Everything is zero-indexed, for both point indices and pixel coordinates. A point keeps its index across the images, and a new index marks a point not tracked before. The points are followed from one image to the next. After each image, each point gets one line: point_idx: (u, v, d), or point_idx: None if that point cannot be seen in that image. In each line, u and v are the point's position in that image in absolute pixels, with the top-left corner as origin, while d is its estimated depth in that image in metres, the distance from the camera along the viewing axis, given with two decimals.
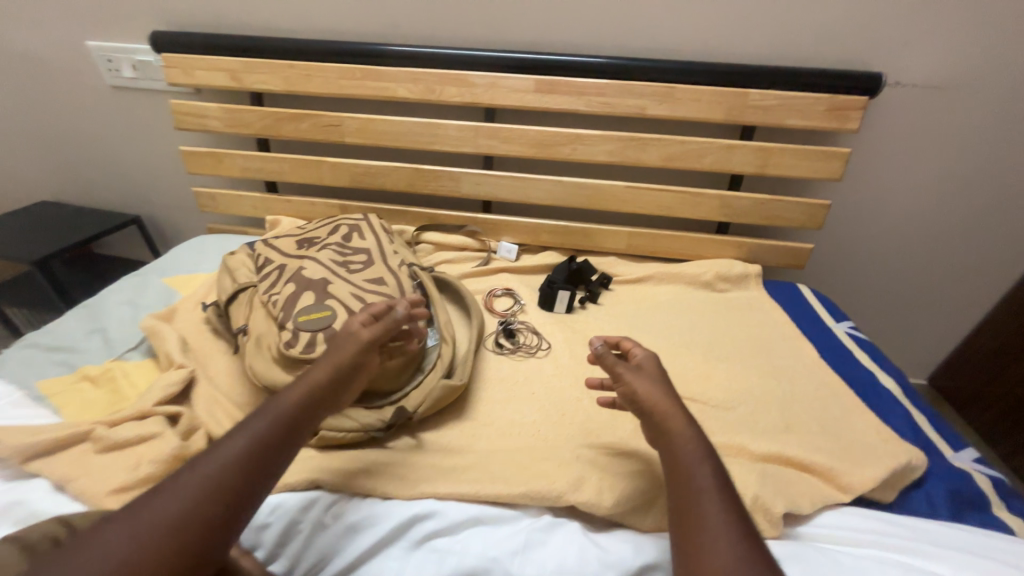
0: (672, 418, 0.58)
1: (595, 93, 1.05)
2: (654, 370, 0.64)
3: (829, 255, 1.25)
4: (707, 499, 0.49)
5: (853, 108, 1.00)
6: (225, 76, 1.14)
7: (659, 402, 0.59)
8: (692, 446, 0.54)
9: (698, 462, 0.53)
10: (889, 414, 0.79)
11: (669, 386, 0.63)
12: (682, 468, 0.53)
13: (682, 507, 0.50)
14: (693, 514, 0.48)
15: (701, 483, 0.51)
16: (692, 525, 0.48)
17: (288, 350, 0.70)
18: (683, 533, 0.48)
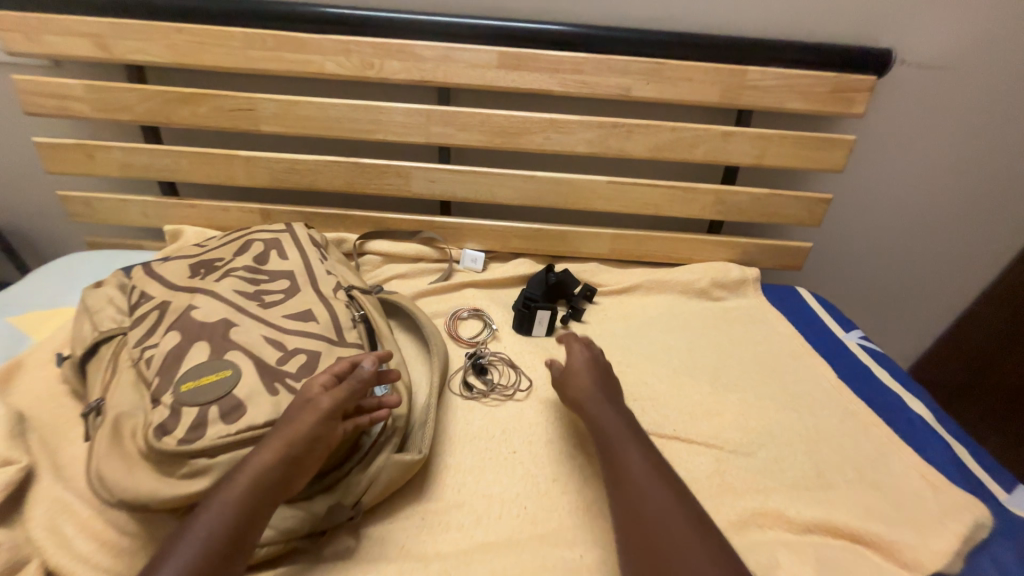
0: (599, 404, 0.62)
1: (571, 70, 0.87)
2: (586, 363, 0.68)
3: (824, 252, 1.15)
4: (639, 471, 0.53)
5: (859, 90, 0.88)
6: (86, 44, 0.86)
7: (591, 397, 0.63)
8: (620, 424, 0.59)
9: (628, 438, 0.57)
10: (928, 449, 0.68)
11: (599, 376, 0.66)
12: (611, 446, 0.57)
13: (619, 481, 0.53)
14: (628, 483, 0.52)
15: (629, 455, 0.55)
16: (628, 493, 0.51)
17: (158, 442, 0.47)
18: (622, 502, 0.51)
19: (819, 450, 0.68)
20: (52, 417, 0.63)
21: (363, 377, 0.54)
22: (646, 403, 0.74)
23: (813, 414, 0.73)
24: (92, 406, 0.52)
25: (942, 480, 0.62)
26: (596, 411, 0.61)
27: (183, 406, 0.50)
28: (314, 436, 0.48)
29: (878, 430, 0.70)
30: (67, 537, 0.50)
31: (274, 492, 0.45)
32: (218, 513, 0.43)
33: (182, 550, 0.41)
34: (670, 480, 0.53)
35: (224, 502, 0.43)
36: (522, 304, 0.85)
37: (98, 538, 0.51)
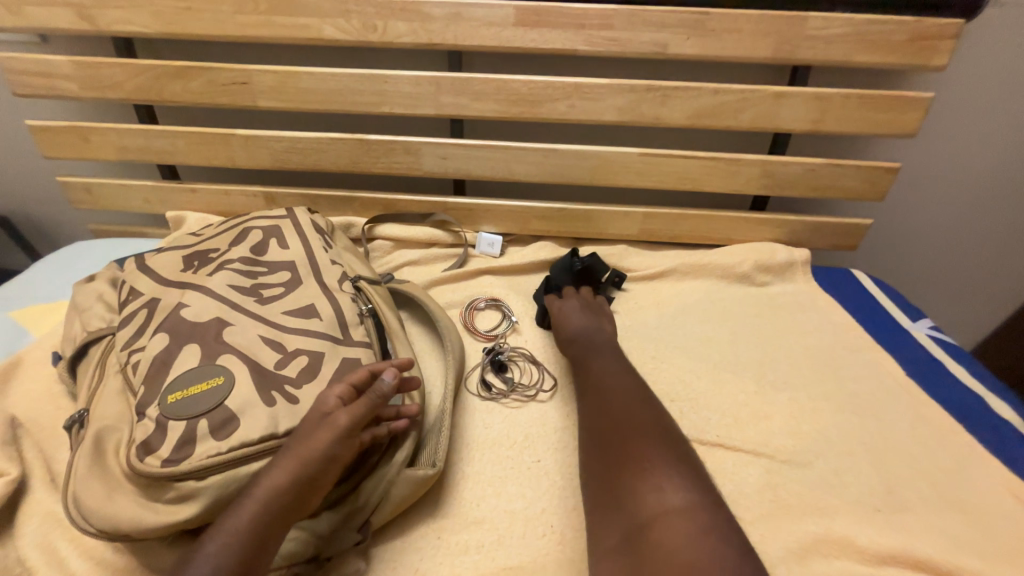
0: (583, 332, 0.68)
1: (599, 25, 0.76)
2: (575, 300, 0.74)
3: (883, 228, 1.02)
4: (608, 378, 0.59)
5: (944, 37, 0.74)
6: (68, 14, 0.79)
7: (576, 326, 0.69)
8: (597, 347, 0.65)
9: (604, 356, 0.63)
10: (1020, 462, 0.59)
11: (593, 315, 0.72)
12: (587, 362, 0.63)
13: (590, 387, 0.59)
14: (598, 389, 0.58)
15: (601, 368, 0.61)
16: (596, 396, 0.57)
17: (140, 463, 0.42)
18: (589, 402, 0.57)
19: (887, 461, 0.59)
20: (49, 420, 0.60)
21: (384, 392, 0.47)
22: (684, 403, 0.66)
23: (879, 418, 0.64)
24: (76, 416, 0.47)
25: None
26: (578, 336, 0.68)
27: (169, 420, 0.45)
28: (331, 457, 0.42)
29: (956, 438, 0.61)
30: (58, 555, 0.47)
31: (283, 517, 0.40)
32: (224, 542, 0.38)
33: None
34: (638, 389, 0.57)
35: (231, 529, 0.38)
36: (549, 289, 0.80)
37: (92, 556, 0.47)
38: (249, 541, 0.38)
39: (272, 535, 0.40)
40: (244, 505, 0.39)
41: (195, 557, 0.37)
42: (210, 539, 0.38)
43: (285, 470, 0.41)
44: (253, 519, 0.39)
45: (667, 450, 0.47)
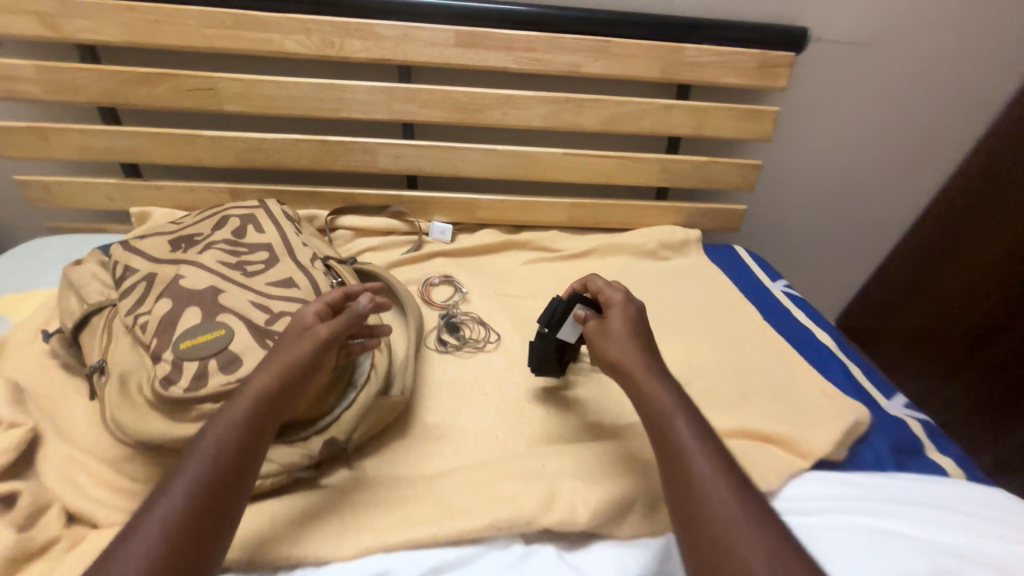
0: (649, 375, 0.55)
1: (524, 48, 0.93)
2: (624, 325, 0.60)
3: (760, 214, 1.28)
4: (694, 451, 0.48)
5: (782, 65, 0.98)
6: (35, 23, 0.85)
7: (640, 369, 0.55)
8: (668, 397, 0.53)
9: (679, 412, 0.51)
10: (829, 370, 0.83)
11: (638, 332, 0.60)
12: (665, 425, 0.51)
13: (670, 465, 0.48)
14: (686, 473, 0.47)
15: (686, 442, 0.49)
16: (685, 490, 0.46)
17: (165, 391, 0.53)
18: (675, 491, 0.47)
19: (744, 377, 0.80)
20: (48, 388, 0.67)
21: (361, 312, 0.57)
22: None
23: (741, 349, 0.85)
24: (96, 366, 0.57)
25: (835, 391, 0.75)
26: (646, 385, 0.54)
27: (184, 361, 0.56)
28: (308, 364, 0.53)
29: (791, 357, 0.83)
30: (82, 485, 0.56)
31: (271, 412, 0.50)
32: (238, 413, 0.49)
33: (191, 468, 0.45)
34: (729, 465, 0.47)
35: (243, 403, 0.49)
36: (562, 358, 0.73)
37: (112, 484, 0.57)
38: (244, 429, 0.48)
39: (263, 425, 0.49)
40: (238, 402, 0.50)
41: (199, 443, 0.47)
42: (210, 429, 0.47)
43: (269, 375, 0.51)
44: (245, 413, 0.49)
45: (783, 557, 0.41)
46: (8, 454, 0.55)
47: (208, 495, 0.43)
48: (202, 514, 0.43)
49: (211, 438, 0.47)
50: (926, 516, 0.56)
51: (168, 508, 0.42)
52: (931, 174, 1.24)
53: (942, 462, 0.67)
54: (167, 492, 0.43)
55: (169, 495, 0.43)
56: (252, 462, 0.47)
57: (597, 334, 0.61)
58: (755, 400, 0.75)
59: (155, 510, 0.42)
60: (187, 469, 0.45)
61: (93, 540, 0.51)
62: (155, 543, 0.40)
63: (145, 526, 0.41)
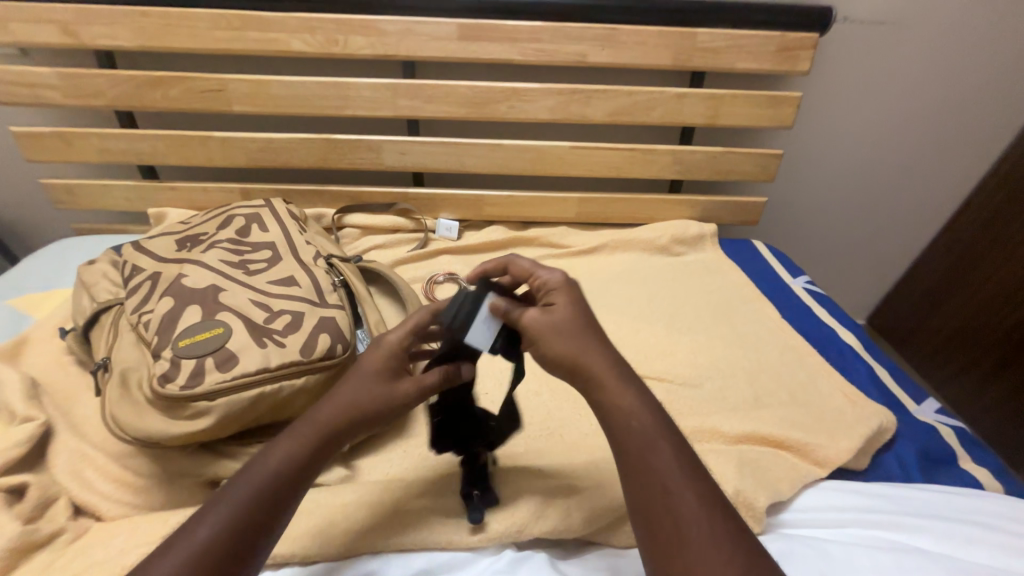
0: (620, 386, 0.43)
1: (529, 39, 0.90)
2: (573, 317, 0.45)
3: (781, 206, 1.21)
4: (676, 486, 0.39)
5: (804, 47, 0.92)
6: (55, 31, 0.87)
7: (610, 378, 0.43)
8: (645, 417, 0.42)
9: (659, 437, 0.41)
10: (851, 372, 0.78)
11: (588, 325, 0.45)
12: (645, 453, 0.40)
13: (650, 508, 0.39)
14: (673, 524, 0.38)
15: (667, 475, 0.39)
16: (672, 546, 0.37)
17: (163, 388, 0.54)
18: (656, 543, 0.38)
19: (760, 378, 0.75)
20: (62, 383, 0.69)
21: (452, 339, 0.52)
22: None
23: (757, 349, 0.80)
24: (100, 363, 0.59)
25: (858, 395, 0.71)
26: (618, 402, 0.42)
27: (182, 358, 0.57)
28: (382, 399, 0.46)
29: (811, 358, 0.78)
30: (90, 478, 0.57)
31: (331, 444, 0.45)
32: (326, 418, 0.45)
33: (239, 490, 0.40)
34: (721, 507, 0.39)
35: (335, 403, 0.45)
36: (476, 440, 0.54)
37: (118, 479, 0.58)
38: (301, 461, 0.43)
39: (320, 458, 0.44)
40: (303, 429, 0.44)
41: (257, 462, 0.42)
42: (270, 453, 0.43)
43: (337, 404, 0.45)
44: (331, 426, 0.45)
45: None
46: (19, 446, 0.56)
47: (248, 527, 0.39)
48: (239, 549, 0.38)
49: (269, 462, 0.42)
50: (957, 532, 0.52)
51: (215, 528, 0.38)
52: (970, 161, 1.15)
53: (978, 473, 0.63)
54: (211, 511, 0.39)
55: (212, 517, 0.39)
56: (292, 495, 0.42)
57: (542, 327, 0.44)
58: (770, 403, 0.71)
59: (192, 534, 0.38)
60: (235, 492, 0.40)
61: (95, 533, 0.52)
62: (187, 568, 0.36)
63: (178, 547, 0.37)
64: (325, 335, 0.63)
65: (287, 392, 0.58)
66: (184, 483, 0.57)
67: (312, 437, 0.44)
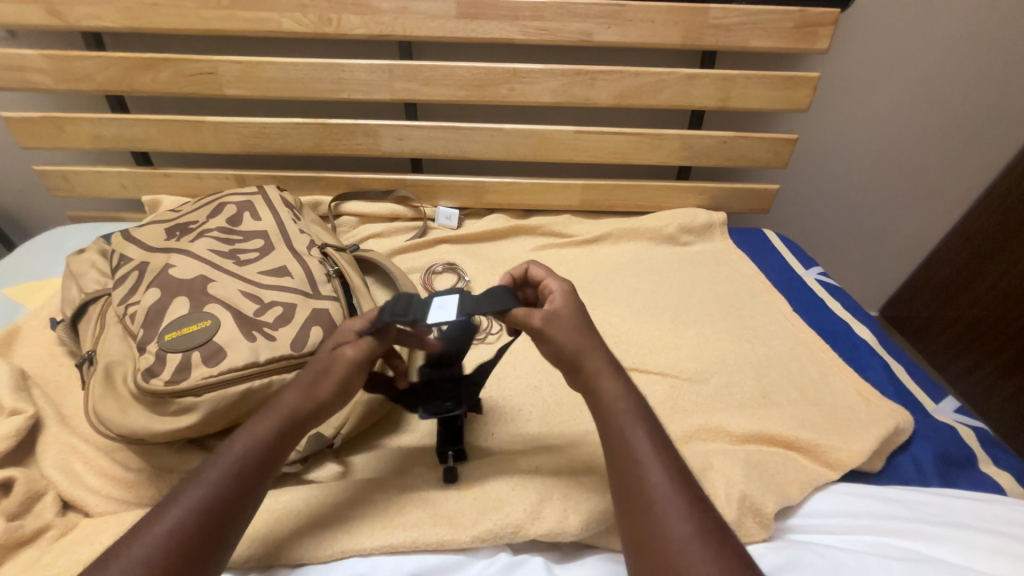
0: (604, 373, 0.46)
1: (530, 17, 0.86)
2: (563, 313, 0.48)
3: (794, 194, 1.17)
4: (645, 458, 0.42)
5: (823, 23, 0.86)
6: (40, 11, 0.84)
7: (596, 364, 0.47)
8: (624, 402, 0.45)
9: (635, 421, 0.44)
10: (867, 368, 0.74)
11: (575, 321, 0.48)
12: (620, 430, 0.44)
13: (623, 483, 0.42)
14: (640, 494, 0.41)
15: (639, 451, 0.43)
16: (639, 515, 0.40)
17: (147, 383, 0.53)
18: (625, 514, 0.41)
19: (769, 374, 0.72)
20: (53, 375, 0.68)
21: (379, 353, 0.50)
22: (610, 340, 0.78)
23: (767, 344, 0.77)
24: (85, 356, 0.59)
25: (874, 394, 0.68)
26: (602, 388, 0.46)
27: (167, 352, 0.56)
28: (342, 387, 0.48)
29: (824, 354, 0.75)
30: (77, 472, 0.56)
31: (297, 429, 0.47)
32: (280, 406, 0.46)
33: (211, 475, 0.42)
34: (686, 481, 0.41)
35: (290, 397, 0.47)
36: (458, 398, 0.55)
37: (106, 472, 0.57)
38: (268, 445, 0.45)
39: (285, 443, 0.46)
40: (265, 416, 0.46)
41: (226, 448, 0.44)
42: (238, 441, 0.44)
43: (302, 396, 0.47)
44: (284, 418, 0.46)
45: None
46: (6, 441, 0.55)
47: (223, 506, 0.41)
48: (213, 526, 0.40)
49: (236, 446, 0.44)
50: (976, 542, 0.49)
51: (183, 512, 0.39)
52: (997, 144, 1.09)
53: (999, 477, 0.61)
54: (182, 495, 0.41)
55: (185, 498, 0.40)
56: (260, 479, 0.44)
57: (544, 321, 0.46)
58: (779, 401, 0.68)
59: (163, 518, 0.39)
60: (206, 476, 0.42)
61: (81, 529, 0.51)
62: (161, 544, 0.38)
63: (152, 532, 0.38)
64: (317, 327, 0.61)
65: (277, 386, 0.56)
66: (172, 479, 0.56)
67: (276, 423, 0.46)
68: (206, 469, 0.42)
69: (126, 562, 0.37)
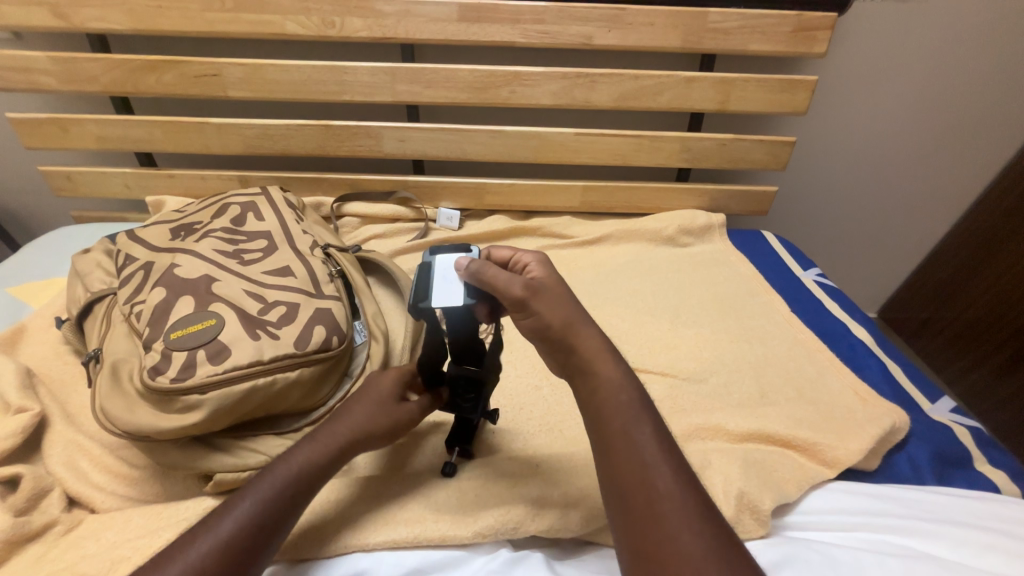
0: (602, 362, 0.46)
1: (532, 20, 0.87)
2: (553, 297, 0.48)
3: (792, 196, 1.17)
4: (648, 459, 0.41)
5: (821, 27, 0.87)
6: (46, 13, 0.85)
7: (591, 349, 0.47)
8: (623, 398, 0.45)
9: (636, 417, 0.44)
10: (863, 368, 0.75)
11: (561, 299, 0.48)
12: (623, 430, 0.43)
13: (624, 485, 0.41)
14: (644, 498, 0.39)
15: (644, 452, 0.42)
16: (640, 519, 0.39)
17: (153, 381, 0.54)
18: (625, 517, 0.40)
19: (767, 374, 0.73)
20: (57, 374, 0.68)
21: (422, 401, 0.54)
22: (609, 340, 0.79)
23: (765, 344, 0.78)
24: (92, 354, 0.60)
25: (870, 393, 0.68)
26: (599, 379, 0.45)
27: (173, 351, 0.56)
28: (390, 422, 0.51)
29: (821, 354, 0.76)
30: (83, 469, 0.57)
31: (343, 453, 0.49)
32: (330, 432, 0.49)
33: (259, 489, 0.44)
34: (691, 482, 0.41)
35: (341, 423, 0.50)
36: (464, 406, 0.55)
37: (112, 468, 0.58)
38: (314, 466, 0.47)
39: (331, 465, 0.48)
40: (313, 440, 0.48)
41: (278, 465, 0.46)
42: (287, 458, 0.46)
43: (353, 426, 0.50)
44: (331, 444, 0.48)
45: None
46: (13, 438, 0.55)
47: (270, 519, 0.42)
48: (260, 537, 0.41)
49: (289, 463, 0.46)
50: (971, 540, 0.50)
51: (233, 525, 0.41)
52: (994, 147, 1.10)
53: (994, 475, 0.62)
54: (235, 506, 0.42)
55: (234, 510, 0.42)
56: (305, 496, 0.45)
57: (527, 292, 0.46)
58: (777, 400, 0.69)
59: (215, 527, 0.41)
60: (256, 489, 0.44)
61: (86, 526, 0.52)
62: (211, 554, 0.39)
63: (203, 541, 0.40)
64: (321, 327, 0.62)
65: (281, 384, 0.57)
66: (176, 476, 0.57)
67: (329, 449, 0.48)
68: (259, 482, 0.44)
69: (176, 567, 0.38)
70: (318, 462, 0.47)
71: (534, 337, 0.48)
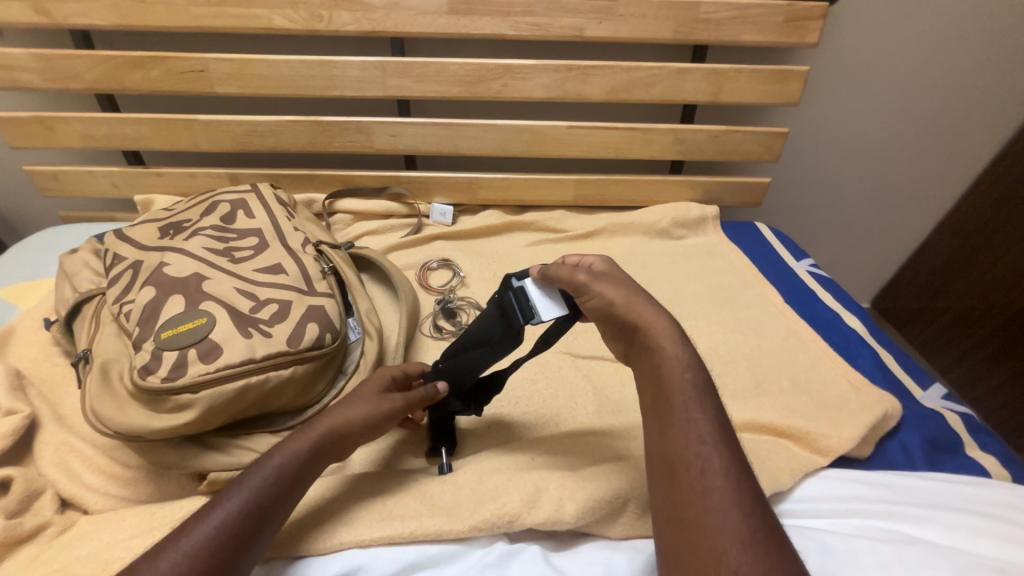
0: (667, 340, 0.47)
1: (522, 12, 0.86)
2: (617, 282, 0.50)
3: (785, 187, 1.18)
4: (704, 438, 0.41)
5: (812, 17, 0.87)
6: (27, 9, 0.83)
7: (662, 329, 0.48)
8: (688, 376, 0.45)
9: (699, 398, 0.44)
10: (856, 357, 0.76)
11: (624, 283, 0.51)
12: (683, 407, 0.43)
13: (676, 457, 0.41)
14: (697, 471, 0.39)
15: (699, 431, 0.42)
16: (688, 489, 0.39)
17: (143, 380, 0.54)
18: (674, 485, 0.40)
19: (761, 365, 0.73)
20: (47, 375, 0.68)
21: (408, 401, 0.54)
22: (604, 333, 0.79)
23: (759, 334, 0.78)
24: (81, 355, 0.60)
25: (863, 381, 0.69)
26: (665, 357, 0.47)
27: (164, 350, 0.56)
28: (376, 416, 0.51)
29: (815, 344, 0.76)
30: (75, 470, 0.57)
31: (333, 447, 0.49)
32: (321, 424, 0.49)
33: (250, 482, 0.43)
34: (740, 463, 0.40)
35: (331, 416, 0.50)
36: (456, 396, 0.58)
37: (105, 469, 0.57)
38: (305, 458, 0.46)
39: (321, 458, 0.48)
40: (303, 433, 0.48)
41: (270, 455, 0.45)
42: (279, 450, 0.46)
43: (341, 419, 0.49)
44: (320, 438, 0.48)
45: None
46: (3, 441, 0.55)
47: (261, 510, 0.42)
48: (251, 527, 0.41)
49: (280, 456, 0.45)
50: (963, 524, 0.51)
51: (227, 514, 0.41)
52: (991, 136, 1.10)
53: (985, 461, 0.62)
54: (224, 499, 0.42)
55: (229, 501, 0.42)
56: (295, 488, 0.45)
57: (589, 277, 0.49)
58: (771, 390, 0.69)
59: (207, 518, 0.40)
60: (246, 482, 0.43)
61: (80, 527, 0.52)
62: (205, 543, 0.39)
63: (197, 530, 0.39)
64: (313, 324, 0.61)
65: (274, 383, 0.57)
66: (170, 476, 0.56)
67: (313, 441, 0.47)
68: (246, 476, 0.44)
69: (171, 559, 0.37)
70: (308, 453, 0.47)
71: (599, 319, 0.50)
